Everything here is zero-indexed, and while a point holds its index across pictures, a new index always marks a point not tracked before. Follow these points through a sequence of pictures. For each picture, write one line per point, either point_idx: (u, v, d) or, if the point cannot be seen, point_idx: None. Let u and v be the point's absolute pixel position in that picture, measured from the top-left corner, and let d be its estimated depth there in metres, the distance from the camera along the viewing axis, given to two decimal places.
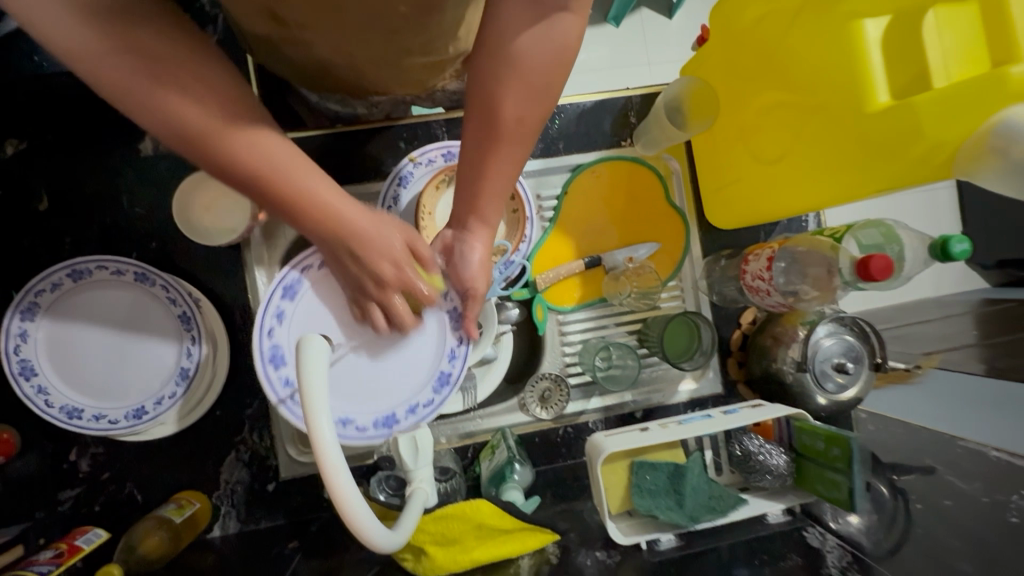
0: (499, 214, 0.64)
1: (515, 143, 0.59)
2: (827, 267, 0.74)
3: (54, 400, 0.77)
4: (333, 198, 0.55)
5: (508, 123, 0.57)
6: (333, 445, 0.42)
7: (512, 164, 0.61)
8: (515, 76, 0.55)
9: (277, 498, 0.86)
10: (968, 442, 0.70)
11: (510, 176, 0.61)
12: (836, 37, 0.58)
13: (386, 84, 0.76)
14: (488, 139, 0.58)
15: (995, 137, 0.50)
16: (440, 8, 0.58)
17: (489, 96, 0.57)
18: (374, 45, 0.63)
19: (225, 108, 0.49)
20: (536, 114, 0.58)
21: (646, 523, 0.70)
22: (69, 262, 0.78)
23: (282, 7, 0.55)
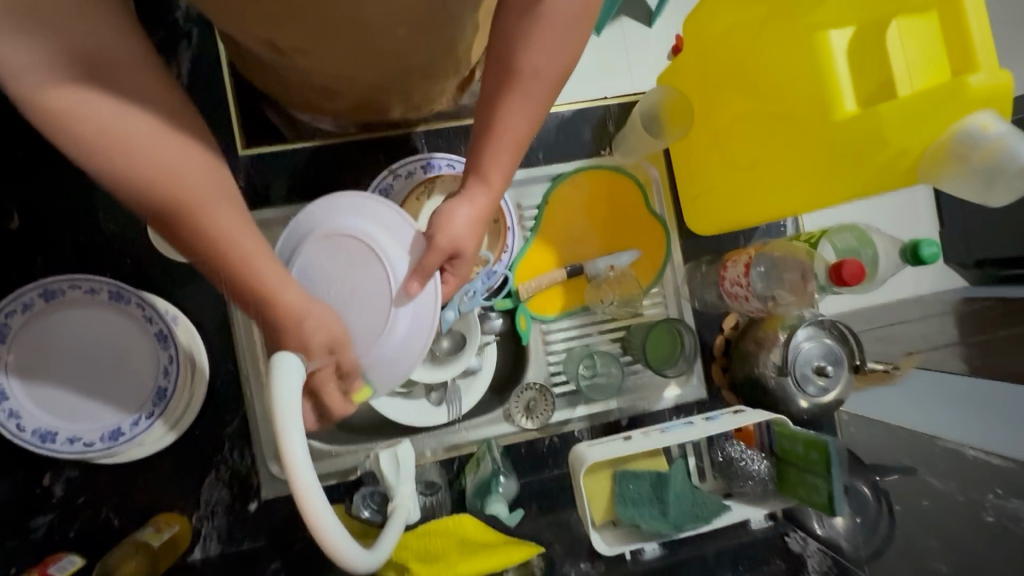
0: (503, 178, 0.61)
1: (530, 98, 0.56)
2: (801, 273, 0.75)
3: (26, 424, 0.75)
4: (255, 250, 0.49)
5: (525, 74, 0.55)
6: (307, 468, 0.41)
7: (528, 120, 0.58)
8: (541, 29, 0.53)
9: (260, 517, 0.84)
10: (946, 442, 0.70)
11: (522, 132, 0.58)
12: (803, 47, 0.59)
13: (381, 103, 0.77)
14: (505, 88, 0.56)
15: (958, 143, 0.51)
16: (419, 32, 0.59)
17: (508, 45, 0.54)
18: (351, 64, 0.63)
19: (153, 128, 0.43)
20: (556, 69, 0.55)
21: (629, 533, 0.69)
22: (40, 282, 0.76)
23: (277, 36, 0.55)
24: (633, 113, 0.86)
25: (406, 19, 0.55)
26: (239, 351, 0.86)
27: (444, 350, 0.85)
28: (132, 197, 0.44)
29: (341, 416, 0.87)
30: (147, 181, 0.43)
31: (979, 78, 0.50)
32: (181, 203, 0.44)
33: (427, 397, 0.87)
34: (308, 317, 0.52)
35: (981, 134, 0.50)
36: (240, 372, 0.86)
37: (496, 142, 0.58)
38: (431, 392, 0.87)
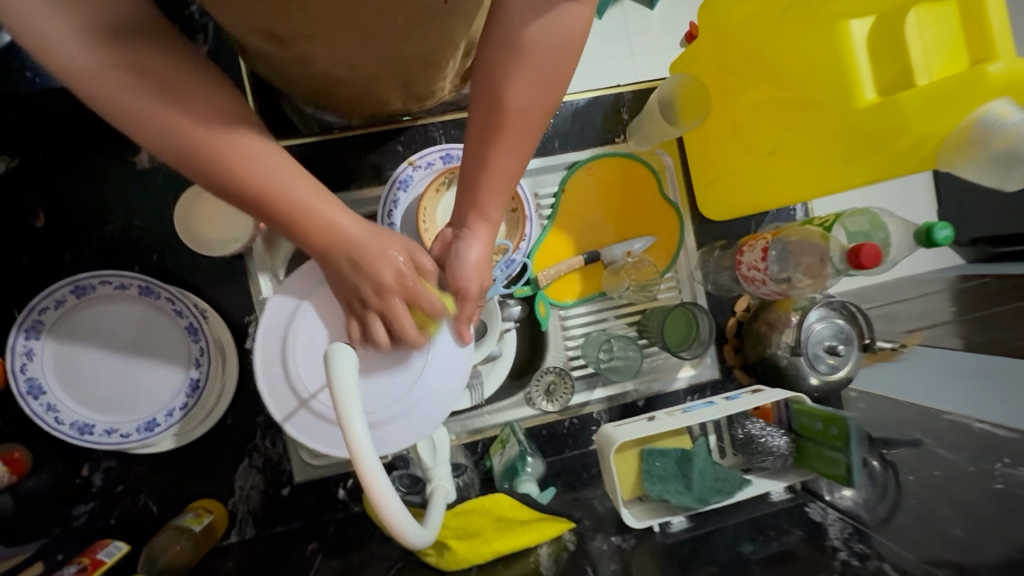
0: (500, 214, 0.61)
1: (521, 136, 0.56)
2: (819, 256, 0.76)
3: (65, 416, 0.77)
4: (312, 191, 0.49)
5: (515, 113, 0.55)
6: (370, 452, 0.44)
7: (518, 156, 0.58)
8: (524, 65, 0.53)
9: (293, 501, 0.88)
10: (952, 416, 0.75)
11: (513, 173, 0.58)
12: (823, 36, 0.60)
13: (383, 95, 0.77)
14: (493, 128, 0.56)
15: (978, 130, 0.53)
16: (427, 19, 0.60)
17: (493, 82, 0.54)
18: (367, 54, 0.64)
19: (193, 101, 0.45)
20: (542, 105, 0.56)
21: (658, 507, 0.73)
22: (71, 279, 0.78)
23: (280, 27, 0.56)
24: (650, 100, 0.87)
25: (405, 9, 0.56)
26: None
27: None
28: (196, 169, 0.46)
29: None
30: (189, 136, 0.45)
31: (997, 68, 0.52)
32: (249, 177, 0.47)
33: None
34: (379, 254, 0.52)
35: (999, 121, 0.52)
36: None
37: (489, 191, 0.58)
38: None
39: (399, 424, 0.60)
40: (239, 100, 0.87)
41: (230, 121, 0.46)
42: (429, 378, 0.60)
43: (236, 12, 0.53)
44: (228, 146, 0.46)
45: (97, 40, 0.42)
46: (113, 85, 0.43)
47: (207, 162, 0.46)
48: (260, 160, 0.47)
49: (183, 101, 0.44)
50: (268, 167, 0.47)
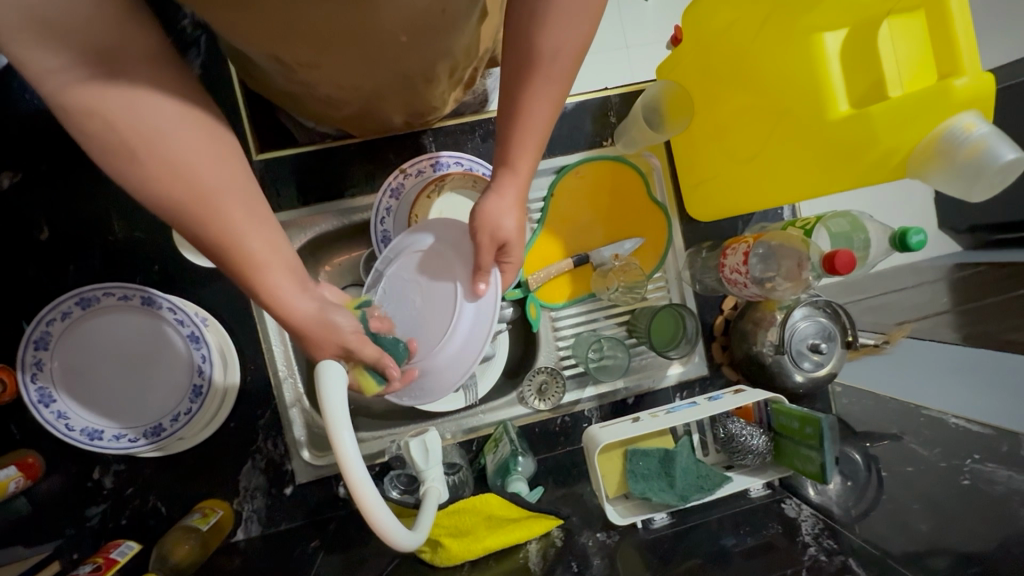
0: (530, 164, 0.62)
1: (551, 81, 0.56)
2: (797, 261, 0.78)
3: (74, 423, 0.81)
4: (272, 262, 0.52)
5: (545, 56, 0.54)
6: (361, 469, 0.47)
7: (552, 101, 0.58)
8: (554, 6, 0.51)
9: (296, 500, 0.91)
10: (930, 412, 0.77)
11: (546, 120, 0.59)
12: (799, 50, 0.62)
13: (382, 112, 0.79)
14: (524, 69, 0.56)
15: (944, 142, 0.54)
16: (427, 39, 0.62)
17: (524, 27, 0.53)
18: (363, 75, 0.66)
19: (184, 152, 0.46)
20: (575, 45, 0.54)
21: (641, 504, 0.76)
22: (75, 291, 0.80)
23: (285, 51, 0.59)
24: (634, 105, 0.87)
25: (409, 27, 0.58)
26: (267, 350, 0.91)
27: None
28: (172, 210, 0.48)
29: (366, 405, 0.93)
30: (169, 183, 0.46)
31: (963, 81, 0.54)
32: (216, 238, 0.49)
33: None
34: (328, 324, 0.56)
35: (964, 134, 0.53)
36: (268, 368, 0.91)
37: (523, 138, 0.59)
38: None
39: (434, 374, 0.69)
40: (232, 112, 0.89)
41: (212, 188, 0.48)
42: (455, 330, 0.67)
43: (244, 40, 0.56)
44: (204, 200, 0.47)
45: (90, 68, 0.43)
46: (100, 105, 0.44)
47: (180, 212, 0.48)
48: (236, 227, 0.49)
49: (166, 150, 0.46)
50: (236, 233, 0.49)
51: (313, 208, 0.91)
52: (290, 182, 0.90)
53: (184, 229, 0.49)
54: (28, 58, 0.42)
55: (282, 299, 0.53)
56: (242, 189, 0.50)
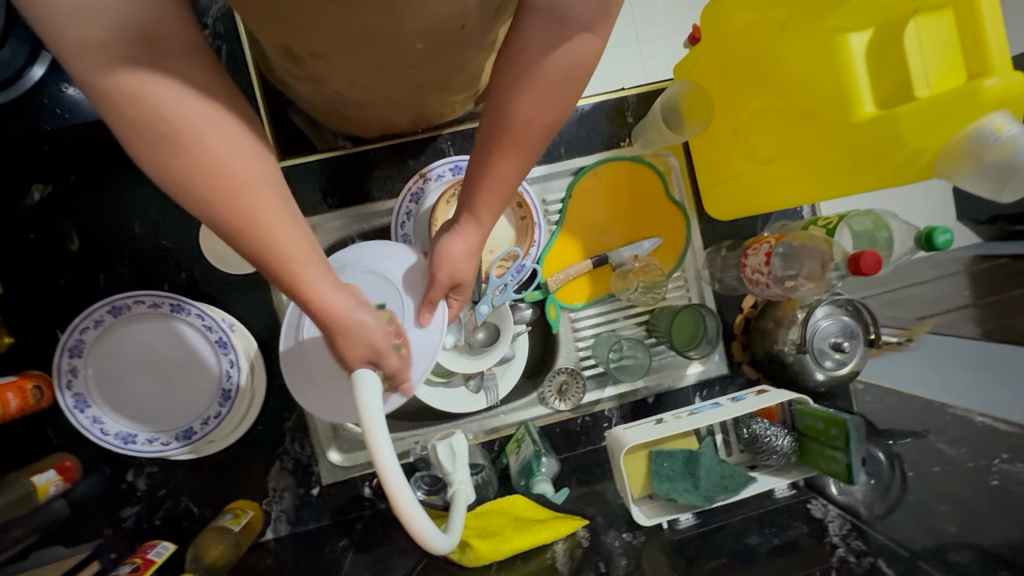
0: (492, 218, 0.61)
1: (521, 152, 0.55)
2: (821, 262, 0.78)
3: (109, 428, 0.83)
4: (308, 264, 0.48)
5: (516, 127, 0.53)
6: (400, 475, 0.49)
7: (518, 168, 0.57)
8: (534, 83, 0.51)
9: (323, 501, 0.93)
10: (955, 409, 0.77)
11: (511, 183, 0.57)
12: (822, 50, 0.61)
13: (393, 116, 0.80)
14: (494, 136, 0.54)
15: (973, 142, 0.54)
16: (445, 47, 0.61)
17: (503, 94, 0.52)
18: (378, 78, 0.66)
19: (229, 144, 0.42)
20: (548, 121, 0.53)
21: (666, 505, 0.77)
22: (108, 300, 0.83)
23: (296, 41, 0.57)
24: (653, 105, 0.88)
25: (426, 34, 0.57)
26: None
27: (479, 341, 0.91)
28: (204, 207, 0.43)
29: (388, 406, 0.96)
30: (207, 178, 0.42)
31: (993, 82, 0.53)
32: (253, 237, 0.45)
33: (465, 384, 0.93)
34: (361, 330, 0.52)
35: (995, 134, 0.53)
36: None
37: (485, 193, 0.58)
38: (469, 380, 0.93)
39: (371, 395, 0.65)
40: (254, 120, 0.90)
41: (254, 186, 0.43)
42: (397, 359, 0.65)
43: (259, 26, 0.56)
44: (251, 199, 0.43)
45: (132, 52, 0.38)
46: (140, 90, 0.39)
47: (214, 210, 0.43)
48: (277, 227, 0.45)
49: (205, 143, 0.41)
50: (274, 235, 0.45)
51: (334, 214, 0.92)
52: (311, 188, 0.91)
53: (215, 228, 0.45)
54: (60, 29, 0.37)
55: (319, 296, 0.49)
56: (279, 187, 0.46)
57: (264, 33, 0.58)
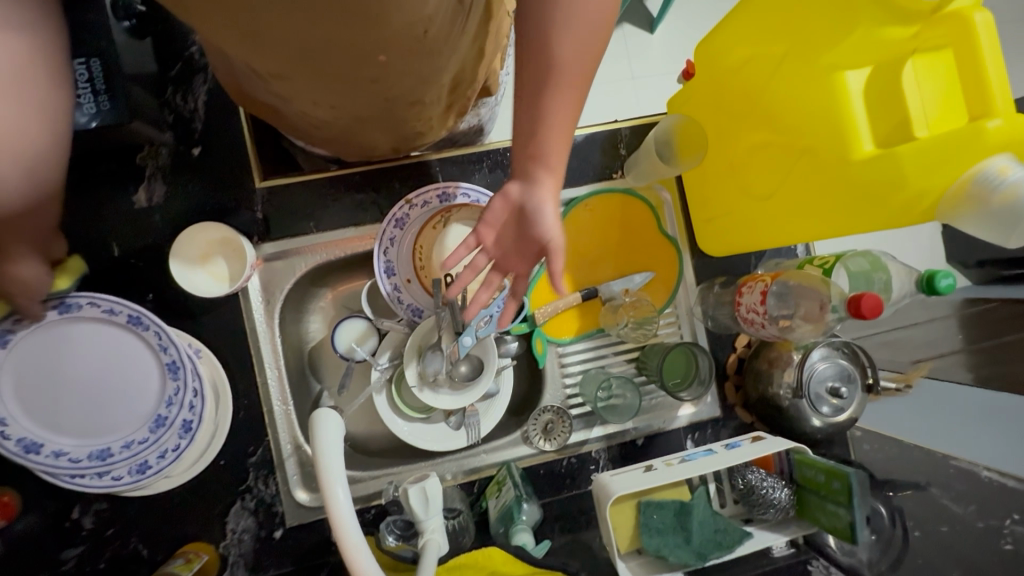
0: (562, 163, 0.61)
1: (571, 89, 0.57)
2: (819, 303, 0.75)
3: (13, 432, 0.74)
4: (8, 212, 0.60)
5: (564, 63, 0.56)
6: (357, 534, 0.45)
7: (573, 110, 0.59)
8: (566, 15, 0.53)
9: (285, 544, 0.86)
10: (959, 462, 0.74)
11: (571, 120, 0.59)
12: (821, 88, 0.60)
13: (368, 137, 0.77)
14: (545, 85, 0.57)
15: (977, 186, 0.53)
16: (413, 55, 0.57)
17: (540, 36, 0.55)
18: (345, 95, 0.63)
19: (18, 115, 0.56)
20: (588, 49, 0.56)
21: (655, 562, 0.71)
22: (60, 295, 0.75)
23: (252, 56, 0.55)
24: (646, 137, 0.87)
25: (388, 44, 0.54)
26: (262, 384, 0.87)
27: (461, 375, 0.86)
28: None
29: (361, 441, 0.91)
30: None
31: (996, 123, 0.52)
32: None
33: (446, 421, 0.89)
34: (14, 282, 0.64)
35: (999, 178, 0.52)
36: (262, 402, 0.87)
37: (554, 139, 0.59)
38: (450, 416, 0.88)
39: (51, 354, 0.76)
40: (236, 139, 0.87)
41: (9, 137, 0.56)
42: (113, 345, 0.78)
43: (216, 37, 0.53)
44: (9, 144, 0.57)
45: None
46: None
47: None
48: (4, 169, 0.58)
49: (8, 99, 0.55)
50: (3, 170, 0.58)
51: (315, 237, 0.89)
52: (293, 211, 0.88)
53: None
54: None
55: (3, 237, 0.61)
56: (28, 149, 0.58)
57: (223, 48, 0.56)
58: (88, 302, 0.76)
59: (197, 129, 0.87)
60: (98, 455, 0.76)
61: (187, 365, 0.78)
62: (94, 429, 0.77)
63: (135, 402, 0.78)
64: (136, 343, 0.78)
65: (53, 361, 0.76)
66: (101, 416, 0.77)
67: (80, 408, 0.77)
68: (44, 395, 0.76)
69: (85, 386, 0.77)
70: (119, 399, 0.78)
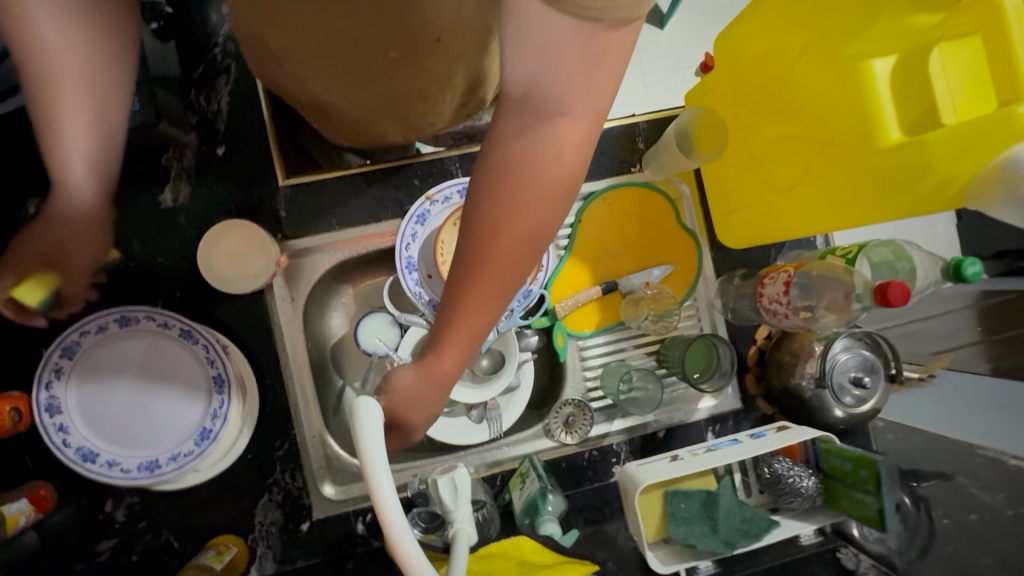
0: (469, 348, 0.53)
1: (495, 288, 0.49)
2: (844, 292, 0.75)
3: (72, 440, 0.78)
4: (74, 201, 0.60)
5: (495, 259, 0.48)
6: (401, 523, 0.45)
7: (492, 297, 0.50)
8: (507, 184, 0.46)
9: (312, 537, 0.87)
10: (987, 451, 0.75)
11: (480, 326, 0.52)
12: (846, 76, 0.61)
13: (382, 129, 0.77)
14: (470, 271, 0.48)
15: (1005, 172, 0.52)
16: (426, 56, 0.59)
17: (482, 206, 0.47)
18: (360, 84, 0.64)
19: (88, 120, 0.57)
20: (524, 237, 0.47)
21: (684, 551, 0.71)
22: (120, 309, 0.80)
23: (268, 31, 0.57)
24: (666, 131, 0.87)
25: (398, 40, 0.55)
26: (287, 379, 0.88)
27: (483, 369, 0.88)
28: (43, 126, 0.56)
29: None
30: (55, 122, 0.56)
31: None
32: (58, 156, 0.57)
33: (468, 414, 0.90)
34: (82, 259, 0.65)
35: None
36: (287, 397, 0.88)
37: (454, 337, 0.51)
38: (471, 410, 0.90)
39: (111, 366, 0.81)
40: (259, 138, 0.89)
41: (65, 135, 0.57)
42: (165, 359, 0.82)
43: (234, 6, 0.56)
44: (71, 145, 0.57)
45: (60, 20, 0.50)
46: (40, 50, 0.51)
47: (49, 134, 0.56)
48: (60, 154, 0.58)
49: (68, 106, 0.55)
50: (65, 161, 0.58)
51: (338, 234, 0.90)
52: (315, 208, 0.90)
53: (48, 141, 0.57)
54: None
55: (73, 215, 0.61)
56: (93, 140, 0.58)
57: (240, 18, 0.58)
58: (143, 315, 0.81)
59: (220, 129, 0.88)
60: (145, 465, 0.80)
61: (231, 375, 0.81)
62: (146, 440, 0.81)
63: (183, 414, 0.82)
64: (186, 355, 0.83)
65: (113, 372, 0.81)
66: (151, 427, 0.81)
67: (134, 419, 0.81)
68: (102, 405, 0.80)
69: (138, 398, 0.82)
70: (168, 412, 0.82)
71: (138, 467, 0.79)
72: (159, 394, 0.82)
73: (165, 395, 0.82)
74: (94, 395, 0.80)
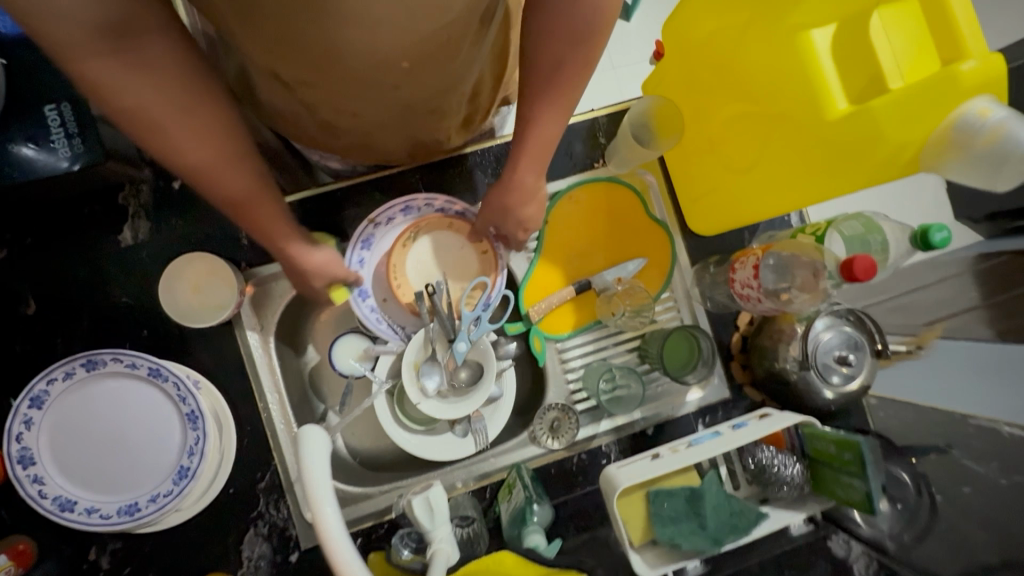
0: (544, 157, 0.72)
1: (564, 85, 0.65)
2: (814, 270, 0.73)
3: (48, 491, 0.77)
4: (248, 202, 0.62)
5: (548, 64, 0.63)
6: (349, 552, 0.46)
7: (559, 119, 0.68)
8: (556, 26, 0.59)
9: (303, 567, 0.86)
10: (979, 420, 0.72)
11: (553, 135, 0.70)
12: (786, 51, 0.59)
13: (383, 144, 0.80)
14: (536, 79, 0.65)
15: (959, 130, 0.51)
16: (432, 62, 0.62)
17: (535, 37, 0.61)
18: (373, 101, 0.67)
19: (203, 131, 0.55)
20: (576, 70, 0.64)
21: (670, 551, 0.69)
22: (85, 353, 0.78)
23: (279, 63, 0.59)
24: (621, 124, 0.84)
25: (412, 52, 0.59)
26: (264, 409, 0.87)
27: (463, 380, 0.84)
28: (174, 161, 0.56)
29: (369, 457, 0.91)
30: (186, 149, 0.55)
31: (968, 66, 0.51)
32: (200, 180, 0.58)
33: (452, 430, 0.88)
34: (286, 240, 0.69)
35: (980, 120, 0.50)
36: (265, 427, 0.87)
37: (532, 150, 0.70)
38: (455, 425, 0.87)
39: (84, 412, 0.80)
40: None
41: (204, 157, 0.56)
42: (139, 400, 0.81)
43: (249, 43, 0.57)
44: (210, 166, 0.57)
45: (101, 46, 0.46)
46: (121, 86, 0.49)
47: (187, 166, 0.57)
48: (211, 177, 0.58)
49: (178, 135, 0.54)
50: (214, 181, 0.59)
51: None
52: None
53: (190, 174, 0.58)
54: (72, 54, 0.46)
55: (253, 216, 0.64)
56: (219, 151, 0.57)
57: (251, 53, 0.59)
58: (110, 356, 0.79)
59: None
60: (127, 509, 0.78)
61: (204, 411, 0.80)
62: (126, 483, 0.79)
63: (162, 454, 0.80)
64: (159, 394, 0.81)
65: (86, 417, 0.80)
66: (131, 468, 0.80)
67: (112, 462, 0.80)
68: (76, 451, 0.79)
69: (113, 441, 0.80)
70: (145, 452, 0.80)
71: (118, 512, 0.78)
72: (134, 436, 0.80)
73: (141, 435, 0.81)
74: (69, 443, 0.79)
